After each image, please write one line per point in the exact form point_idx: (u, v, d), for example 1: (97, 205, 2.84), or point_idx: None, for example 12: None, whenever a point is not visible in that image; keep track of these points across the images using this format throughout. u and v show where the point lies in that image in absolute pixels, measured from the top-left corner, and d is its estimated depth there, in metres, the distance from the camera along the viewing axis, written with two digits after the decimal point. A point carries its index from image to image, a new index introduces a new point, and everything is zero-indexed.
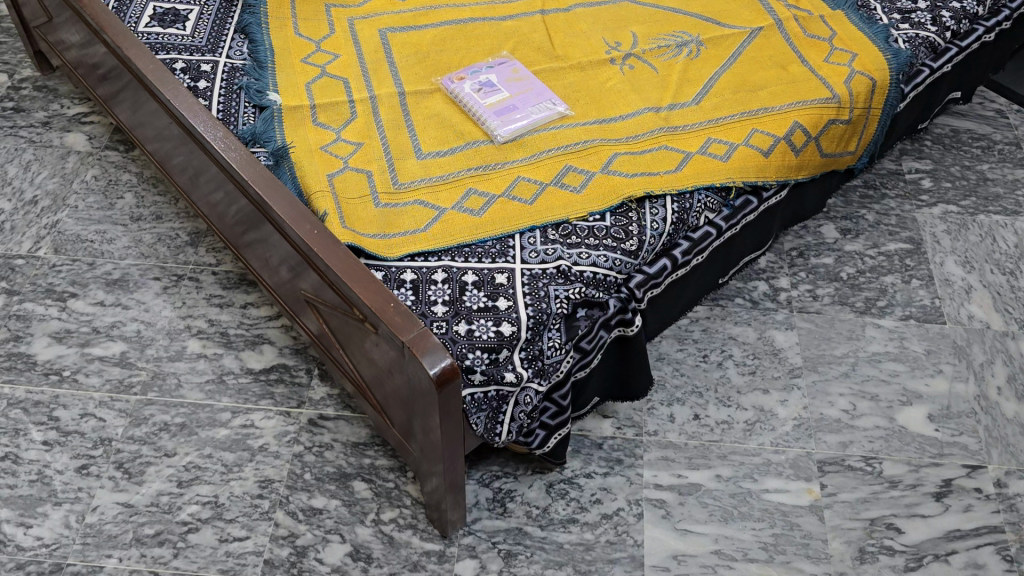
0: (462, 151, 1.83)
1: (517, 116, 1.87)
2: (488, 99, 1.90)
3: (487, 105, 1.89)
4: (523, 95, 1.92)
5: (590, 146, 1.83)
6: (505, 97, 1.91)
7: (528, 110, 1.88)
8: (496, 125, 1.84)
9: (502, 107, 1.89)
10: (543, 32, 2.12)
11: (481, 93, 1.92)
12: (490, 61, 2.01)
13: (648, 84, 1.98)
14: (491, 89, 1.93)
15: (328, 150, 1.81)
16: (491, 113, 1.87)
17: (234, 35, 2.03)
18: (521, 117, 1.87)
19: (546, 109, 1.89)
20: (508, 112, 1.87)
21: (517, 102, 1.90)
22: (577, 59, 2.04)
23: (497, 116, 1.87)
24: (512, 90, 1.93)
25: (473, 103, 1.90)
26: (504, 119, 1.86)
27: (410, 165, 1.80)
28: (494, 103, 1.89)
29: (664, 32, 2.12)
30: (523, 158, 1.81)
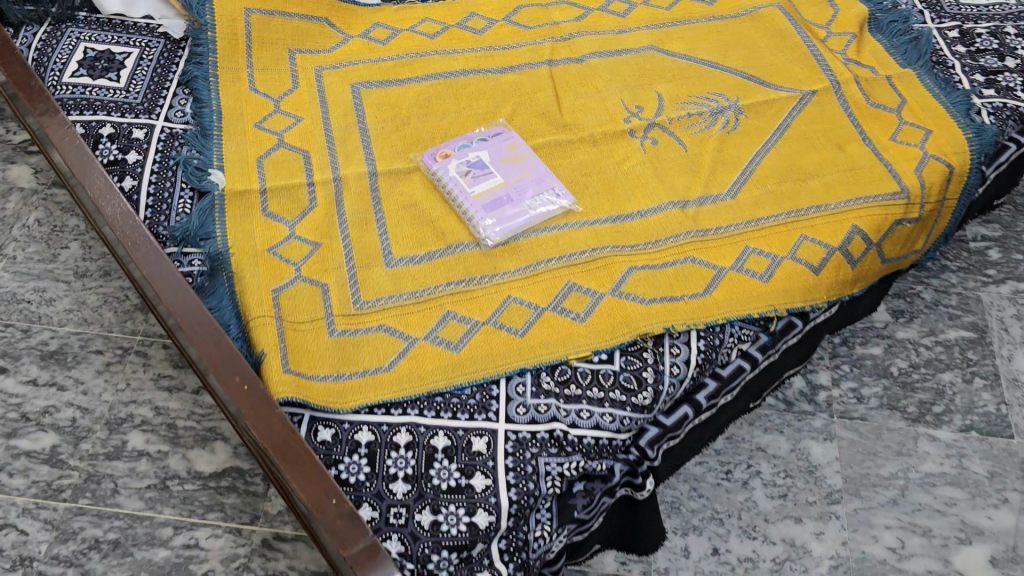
0: (442, 257, 1.49)
1: (511, 212, 1.52)
2: (477, 186, 1.55)
3: (475, 195, 1.54)
4: (520, 183, 1.57)
5: (599, 256, 1.49)
6: (498, 184, 1.56)
7: (525, 203, 1.54)
8: (485, 224, 1.50)
9: (494, 199, 1.54)
10: (550, 90, 1.76)
11: (469, 178, 1.57)
12: (483, 131, 1.66)
13: (674, 167, 1.63)
14: (481, 172, 1.58)
15: (278, 252, 1.48)
16: (480, 206, 1.53)
17: (177, 89, 1.69)
18: (516, 213, 1.52)
19: (547, 202, 1.55)
20: (500, 206, 1.53)
21: (512, 192, 1.55)
22: (589, 131, 1.68)
23: (486, 212, 1.52)
24: (507, 175, 1.58)
25: (459, 191, 1.55)
26: (495, 216, 1.52)
27: (378, 276, 1.46)
28: (485, 192, 1.55)
29: (697, 94, 1.76)
30: (517, 269, 1.47)
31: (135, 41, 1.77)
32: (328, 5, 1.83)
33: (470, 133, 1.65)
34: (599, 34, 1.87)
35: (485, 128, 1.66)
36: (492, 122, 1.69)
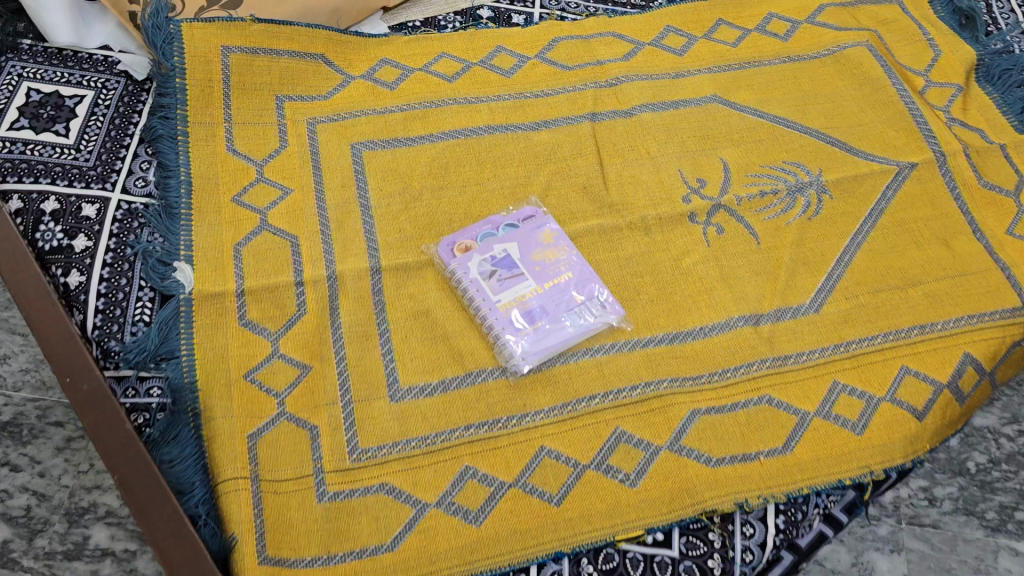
0: (460, 388, 1.21)
1: (545, 330, 1.23)
2: (505, 292, 1.26)
3: (502, 304, 1.25)
4: (557, 288, 1.27)
5: (656, 394, 1.20)
6: (530, 290, 1.27)
7: (565, 317, 1.25)
8: (515, 347, 1.21)
9: (525, 311, 1.25)
10: (593, 155, 1.44)
11: (494, 281, 1.27)
12: (511, 216, 1.36)
13: (745, 267, 1.33)
14: (510, 273, 1.28)
15: (257, 379, 1.19)
16: (508, 321, 1.24)
17: (137, 147, 1.39)
18: (552, 331, 1.23)
19: (591, 316, 1.25)
20: (533, 322, 1.24)
21: (548, 301, 1.26)
22: (640, 214, 1.38)
23: (516, 329, 1.23)
24: (540, 278, 1.28)
25: (482, 298, 1.25)
26: (526, 336, 1.23)
27: (380, 413, 1.18)
28: (514, 301, 1.25)
29: (771, 165, 1.45)
30: (553, 408, 1.19)
31: (89, 80, 1.46)
32: (324, 38, 1.51)
33: (495, 219, 1.35)
34: (651, 80, 1.55)
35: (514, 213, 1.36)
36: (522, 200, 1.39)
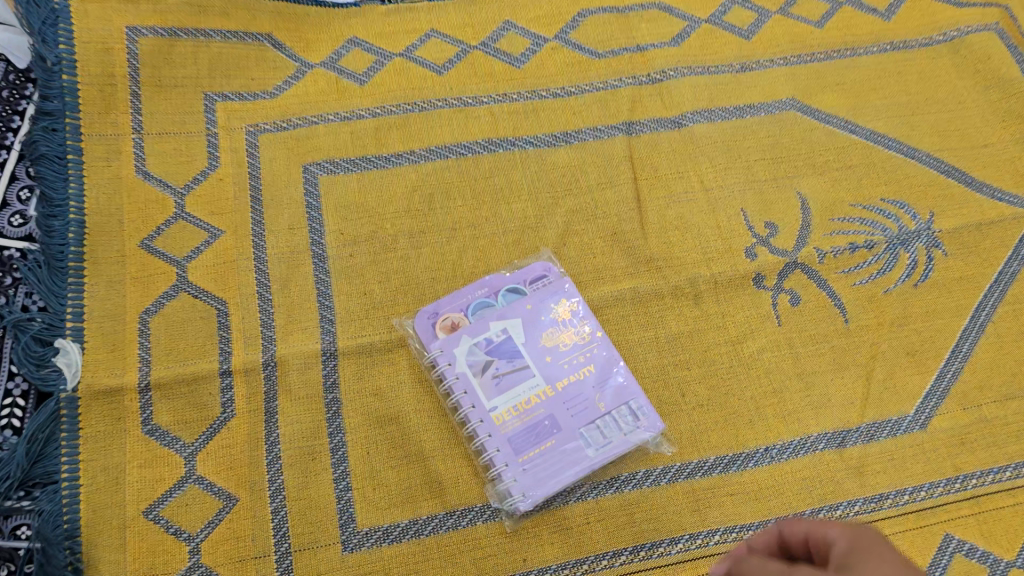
0: (438, 534, 0.90)
1: (554, 455, 0.92)
2: (502, 398, 0.93)
3: (498, 416, 0.93)
4: (574, 390, 0.94)
5: (703, 551, 0.89)
6: (536, 394, 0.94)
7: (581, 436, 0.92)
8: (512, 481, 0.90)
9: (528, 427, 0.93)
10: (628, 185, 1.08)
11: (488, 379, 0.94)
12: (517, 275, 1.01)
13: (828, 358, 0.99)
14: (510, 368, 0.94)
15: (163, 517, 0.90)
16: (505, 441, 0.92)
17: (16, 167, 1.03)
18: (564, 456, 0.92)
19: (618, 433, 0.93)
20: (539, 442, 0.92)
21: (560, 411, 0.93)
22: (689, 274, 1.03)
23: (515, 453, 0.92)
24: (551, 375, 0.95)
25: (471, 406, 0.93)
26: (528, 463, 0.91)
27: (326, 571, 0.88)
28: (514, 411, 0.93)
29: (865, 205, 1.08)
30: (562, 569, 0.88)
31: None
32: (272, 11, 1.13)
33: (495, 279, 1.01)
34: (708, 75, 1.16)
35: (521, 269, 1.01)
36: (533, 252, 1.04)
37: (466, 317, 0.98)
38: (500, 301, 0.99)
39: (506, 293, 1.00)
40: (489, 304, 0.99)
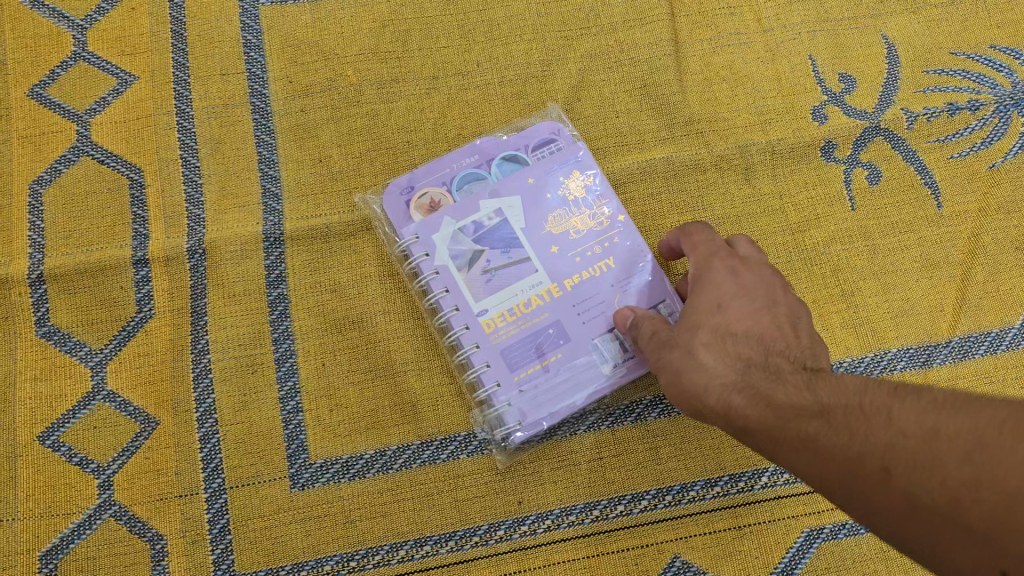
0: (411, 470, 0.71)
1: (559, 374, 0.70)
2: (493, 299, 0.71)
3: (489, 322, 0.71)
4: (587, 290, 0.72)
5: (745, 497, 0.71)
6: (539, 295, 0.71)
7: (595, 348, 0.70)
8: (504, 406, 0.69)
9: (527, 338, 0.71)
10: (663, 23, 0.83)
11: (476, 275, 0.71)
12: (517, 139, 0.77)
13: (913, 252, 0.77)
14: (505, 261, 0.72)
15: (65, 444, 0.70)
16: (496, 354, 0.70)
17: None
18: (572, 375, 0.70)
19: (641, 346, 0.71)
20: (539, 357, 0.70)
21: (568, 318, 0.71)
22: (738, 141, 0.80)
23: (509, 370, 0.70)
24: (558, 271, 0.72)
25: (454, 308, 0.71)
26: (526, 383, 0.70)
27: (270, 513, 0.70)
28: (508, 316, 0.71)
29: (970, 55, 0.83)
30: (567, 516, 0.70)
31: None
32: None
33: (487, 144, 0.77)
34: None
35: (522, 133, 0.77)
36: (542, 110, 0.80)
37: (450, 193, 0.75)
38: (494, 174, 0.75)
39: (502, 163, 0.76)
40: (479, 177, 0.75)
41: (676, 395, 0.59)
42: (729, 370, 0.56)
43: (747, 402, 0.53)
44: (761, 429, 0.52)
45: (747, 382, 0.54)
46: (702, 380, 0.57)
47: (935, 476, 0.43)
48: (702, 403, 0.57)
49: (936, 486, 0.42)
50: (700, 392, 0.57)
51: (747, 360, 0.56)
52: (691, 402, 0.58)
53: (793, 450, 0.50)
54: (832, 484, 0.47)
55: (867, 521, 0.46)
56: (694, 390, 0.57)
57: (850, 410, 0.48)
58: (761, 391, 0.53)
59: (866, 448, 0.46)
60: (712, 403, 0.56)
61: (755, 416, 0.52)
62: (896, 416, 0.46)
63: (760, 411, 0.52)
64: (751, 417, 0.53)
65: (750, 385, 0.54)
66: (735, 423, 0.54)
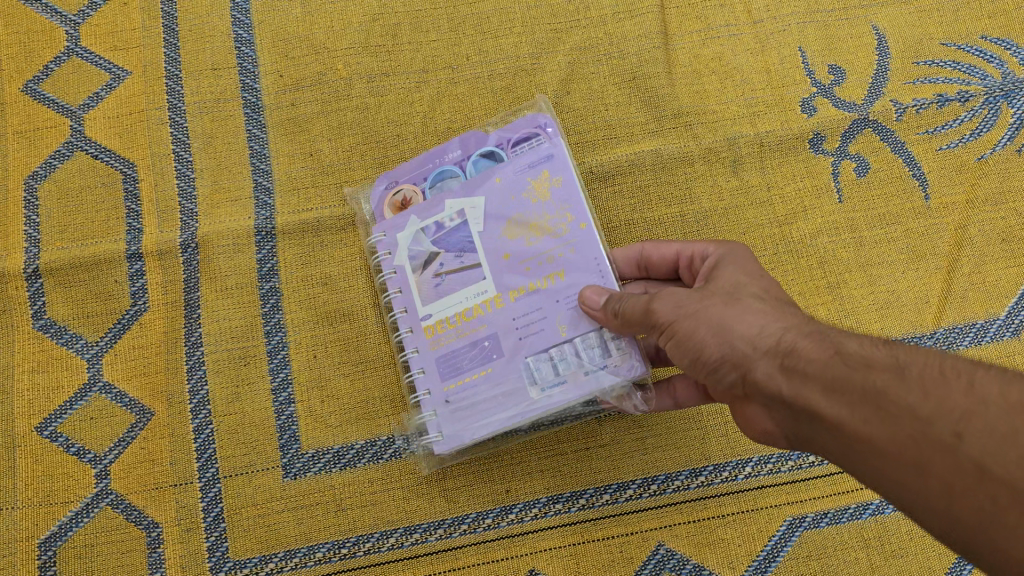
0: (400, 460, 0.72)
1: (488, 389, 0.66)
2: (438, 304, 0.68)
3: (430, 327, 0.68)
4: (531, 303, 0.66)
5: (729, 487, 0.72)
6: (481, 304, 0.67)
7: (527, 369, 0.65)
8: (430, 418, 0.67)
9: (463, 348, 0.67)
10: (653, 16, 0.84)
11: (426, 278, 0.69)
12: (501, 133, 0.73)
13: (899, 244, 0.78)
14: (457, 266, 0.68)
15: (62, 435, 0.72)
16: (433, 360, 0.68)
17: None
18: (498, 394, 0.66)
19: (577, 370, 0.65)
20: (473, 368, 0.67)
21: (508, 330, 0.67)
22: (726, 133, 0.80)
23: (442, 380, 0.67)
24: (506, 280, 0.67)
25: (402, 310, 0.69)
26: (454, 395, 0.67)
27: (263, 502, 0.71)
28: (450, 322, 0.68)
29: (960, 45, 0.83)
30: (553, 504, 0.71)
31: None
32: None
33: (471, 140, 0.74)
34: None
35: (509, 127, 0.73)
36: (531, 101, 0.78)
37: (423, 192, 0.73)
38: (468, 172, 0.73)
39: (480, 159, 0.73)
40: (454, 175, 0.73)
41: (692, 344, 0.55)
42: (783, 322, 0.53)
43: (813, 347, 0.49)
44: (822, 378, 0.48)
45: (801, 332, 0.51)
46: (744, 327, 0.53)
47: (1015, 449, 0.41)
48: (742, 354, 0.52)
49: (1013, 456, 0.41)
50: (734, 337, 0.53)
51: (796, 319, 0.53)
52: (711, 349, 0.54)
53: (853, 401, 0.46)
54: (887, 444, 0.45)
55: (908, 500, 0.45)
56: (728, 329, 0.53)
57: (927, 369, 0.46)
58: (819, 342, 0.50)
59: (940, 410, 0.44)
60: (744, 346, 0.52)
61: (805, 367, 0.49)
62: (976, 384, 0.44)
63: (825, 357, 0.49)
64: (808, 366, 0.49)
65: (804, 336, 0.51)
66: (780, 374, 0.50)
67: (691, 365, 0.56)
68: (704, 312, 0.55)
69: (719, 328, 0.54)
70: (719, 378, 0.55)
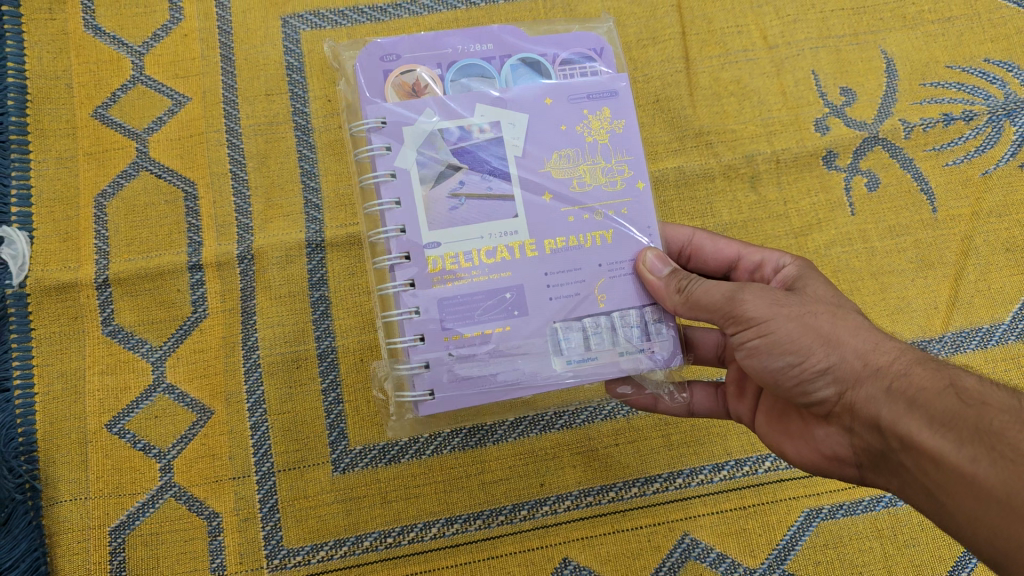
0: (441, 455, 0.78)
1: (499, 350, 0.59)
2: (451, 232, 0.59)
3: (435, 258, 0.59)
4: (567, 262, 0.60)
5: (749, 480, 0.77)
6: (507, 247, 0.59)
7: (553, 335, 0.59)
8: (419, 367, 0.58)
9: (475, 295, 0.59)
10: (675, 42, 0.89)
11: (441, 197, 0.59)
12: (547, 43, 0.64)
13: (910, 253, 0.83)
14: (482, 191, 0.59)
15: (130, 431, 0.78)
16: (432, 301, 0.59)
17: None
18: (509, 356, 0.59)
19: (609, 350, 0.60)
20: (484, 324, 0.59)
21: (534, 285, 0.60)
22: (744, 151, 0.86)
23: (442, 328, 0.59)
24: (540, 226, 0.60)
25: (399, 229, 0.59)
26: (457, 349, 0.59)
27: (314, 494, 0.77)
28: (463, 260, 0.59)
29: (965, 68, 0.88)
30: (585, 497, 0.76)
31: None
32: None
33: (507, 37, 0.65)
34: None
35: (561, 39, 0.65)
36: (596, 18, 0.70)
37: (441, 81, 0.63)
38: (504, 76, 0.64)
39: (519, 65, 0.64)
40: (483, 74, 0.64)
41: (794, 353, 0.56)
42: (892, 346, 0.55)
43: (927, 377, 0.52)
44: (936, 408, 0.50)
45: (912, 359, 0.54)
46: (856, 342, 0.55)
47: None
48: (850, 368, 0.54)
49: None
50: (844, 349, 0.55)
51: (902, 346, 0.56)
52: (817, 358, 0.55)
53: (963, 438, 0.49)
54: (992, 486, 0.47)
55: (997, 544, 0.46)
56: (839, 342, 0.55)
57: None
58: (934, 373, 0.52)
59: None
60: (855, 360, 0.54)
61: (916, 395, 0.52)
62: None
63: (938, 387, 0.51)
64: (918, 394, 0.52)
65: (915, 365, 0.54)
66: (887, 395, 0.53)
67: (779, 372, 0.57)
68: (814, 321, 0.56)
69: (828, 340, 0.55)
70: (810, 390, 0.56)
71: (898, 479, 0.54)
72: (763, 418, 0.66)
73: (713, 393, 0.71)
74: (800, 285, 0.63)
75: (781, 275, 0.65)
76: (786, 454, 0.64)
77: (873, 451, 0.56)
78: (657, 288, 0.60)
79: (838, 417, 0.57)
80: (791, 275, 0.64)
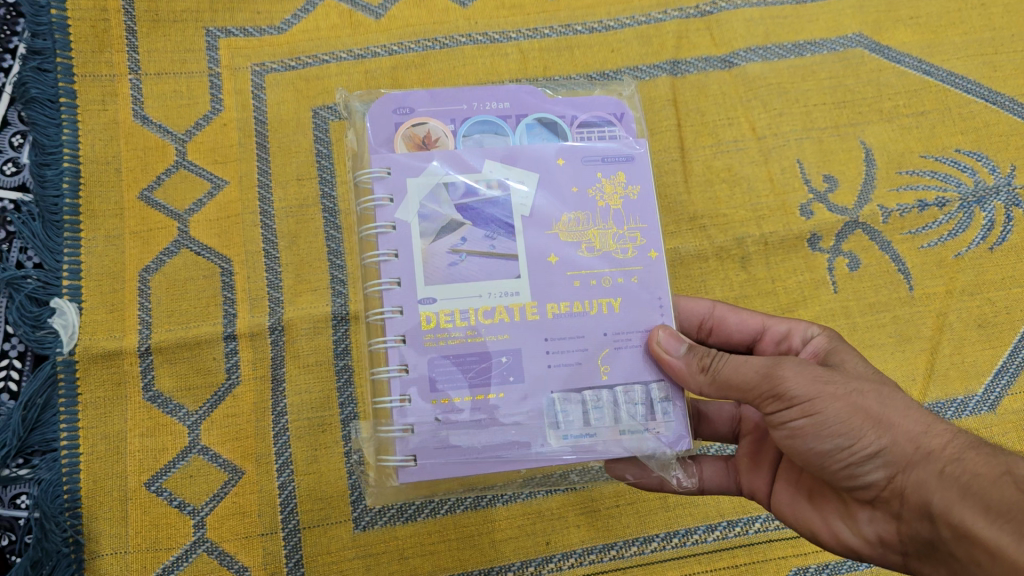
0: (455, 514, 0.84)
1: (488, 416, 0.62)
2: (448, 288, 0.63)
3: (430, 314, 0.63)
4: (569, 326, 0.64)
5: (741, 540, 0.83)
6: (507, 307, 0.63)
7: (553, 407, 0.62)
8: (406, 430, 0.62)
9: (469, 356, 0.63)
10: (670, 133, 0.96)
11: (441, 251, 0.63)
12: (564, 106, 0.70)
13: (890, 329, 0.90)
14: (484, 248, 0.64)
15: (166, 489, 0.85)
16: (423, 360, 0.62)
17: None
18: (497, 422, 0.62)
19: (611, 426, 0.63)
20: (475, 388, 0.62)
21: (533, 352, 0.63)
22: (735, 234, 0.93)
23: (429, 390, 0.62)
24: (543, 290, 0.64)
25: (395, 280, 0.63)
26: (444, 414, 0.62)
27: (336, 550, 0.83)
28: (460, 319, 0.63)
29: (937, 157, 0.96)
30: (588, 554, 0.82)
31: None
32: None
33: (525, 97, 0.69)
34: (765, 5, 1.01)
35: (576, 104, 0.70)
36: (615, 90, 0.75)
37: (454, 135, 0.67)
38: (519, 135, 0.68)
39: (534, 125, 0.69)
40: (497, 131, 0.68)
41: (845, 436, 0.58)
42: (944, 430, 0.58)
43: (984, 466, 0.55)
44: (995, 500, 0.53)
45: (965, 445, 0.57)
46: (907, 426, 0.58)
47: None
48: (903, 451, 0.57)
49: None
50: (896, 432, 0.58)
51: (950, 427, 0.59)
52: (870, 440, 0.57)
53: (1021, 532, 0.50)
54: None
55: None
56: (889, 424, 0.58)
57: None
58: (989, 460, 0.55)
59: None
60: (907, 444, 0.57)
61: (970, 482, 0.54)
62: None
63: (994, 475, 0.54)
64: (973, 482, 0.54)
65: (968, 451, 0.56)
66: (943, 483, 0.55)
67: (827, 454, 0.59)
68: (862, 402, 0.58)
69: (879, 421, 0.58)
70: (859, 472, 0.59)
71: (947, 567, 0.57)
72: (786, 491, 0.69)
73: (722, 468, 0.73)
74: (834, 359, 0.66)
75: (812, 346, 0.70)
76: (819, 536, 0.66)
77: (920, 538, 0.58)
78: (677, 368, 0.62)
79: (885, 502, 0.59)
80: (823, 347, 0.69)
